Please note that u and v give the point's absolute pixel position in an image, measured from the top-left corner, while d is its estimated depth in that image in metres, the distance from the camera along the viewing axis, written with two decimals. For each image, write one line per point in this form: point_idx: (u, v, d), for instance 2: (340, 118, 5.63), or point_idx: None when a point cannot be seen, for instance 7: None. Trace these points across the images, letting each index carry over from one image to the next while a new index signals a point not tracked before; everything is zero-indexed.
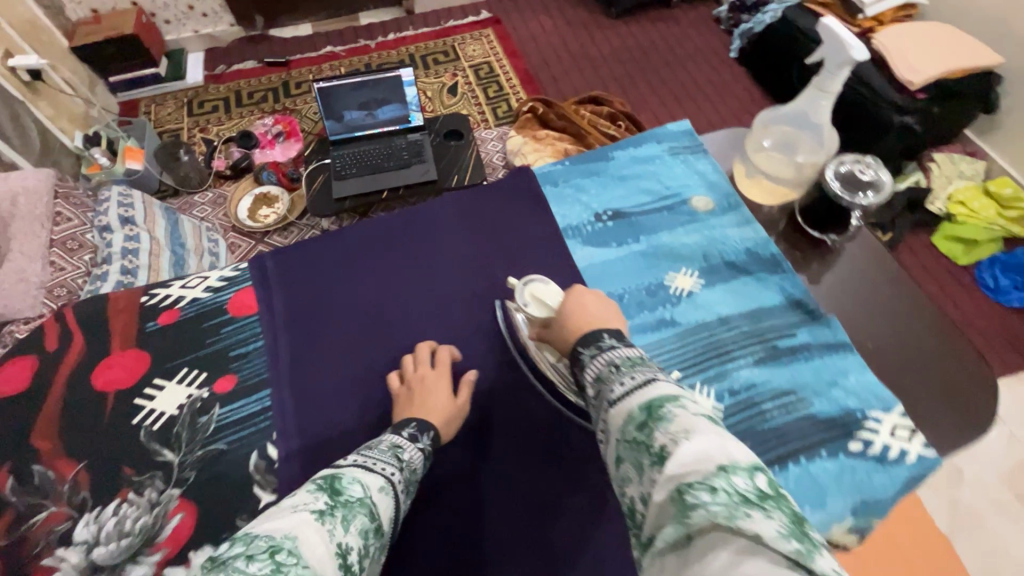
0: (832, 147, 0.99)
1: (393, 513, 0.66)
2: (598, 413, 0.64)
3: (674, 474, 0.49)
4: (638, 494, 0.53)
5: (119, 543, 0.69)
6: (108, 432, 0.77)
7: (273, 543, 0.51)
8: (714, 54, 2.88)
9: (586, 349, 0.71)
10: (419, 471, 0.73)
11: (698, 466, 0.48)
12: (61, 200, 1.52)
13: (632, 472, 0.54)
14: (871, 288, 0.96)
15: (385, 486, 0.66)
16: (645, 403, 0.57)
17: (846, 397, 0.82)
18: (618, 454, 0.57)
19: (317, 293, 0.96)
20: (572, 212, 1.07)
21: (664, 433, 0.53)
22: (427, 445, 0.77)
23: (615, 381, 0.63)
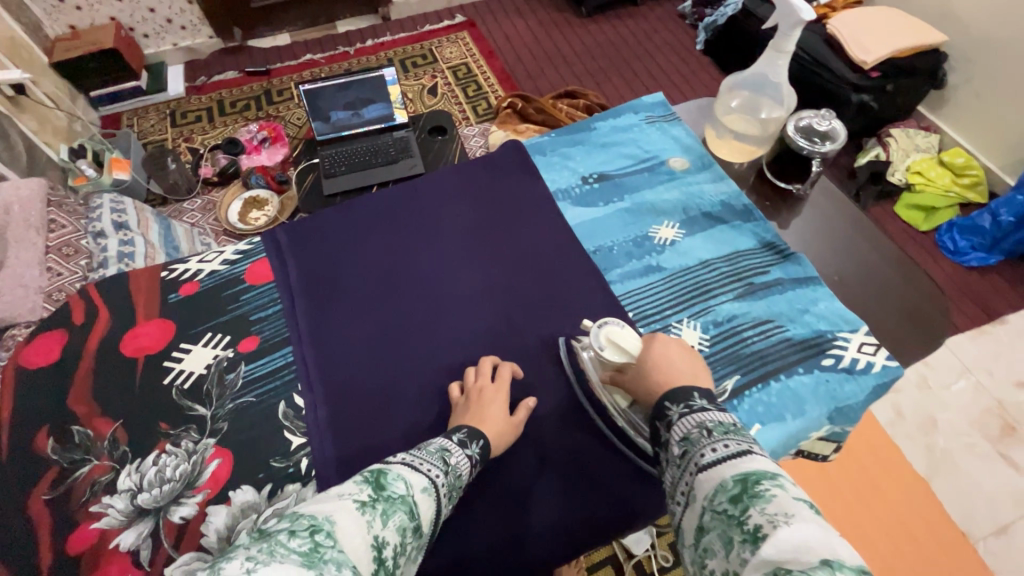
0: (792, 104, 1.07)
1: (434, 516, 0.67)
2: (681, 473, 0.66)
3: (771, 559, 0.50)
4: (722, 568, 0.55)
5: (162, 488, 0.74)
6: (141, 392, 0.82)
7: (313, 523, 0.55)
8: (681, 46, 3.01)
9: (675, 405, 0.72)
10: (464, 478, 0.74)
11: (798, 557, 0.49)
12: (54, 208, 1.54)
13: (718, 545, 0.56)
14: (834, 230, 1.06)
15: (429, 487, 0.67)
16: (742, 475, 0.60)
17: (818, 321, 0.91)
18: (703, 522, 0.59)
19: (329, 259, 1.01)
20: (561, 177, 1.15)
21: (761, 514, 0.54)
22: (476, 454, 0.77)
23: (706, 446, 0.65)
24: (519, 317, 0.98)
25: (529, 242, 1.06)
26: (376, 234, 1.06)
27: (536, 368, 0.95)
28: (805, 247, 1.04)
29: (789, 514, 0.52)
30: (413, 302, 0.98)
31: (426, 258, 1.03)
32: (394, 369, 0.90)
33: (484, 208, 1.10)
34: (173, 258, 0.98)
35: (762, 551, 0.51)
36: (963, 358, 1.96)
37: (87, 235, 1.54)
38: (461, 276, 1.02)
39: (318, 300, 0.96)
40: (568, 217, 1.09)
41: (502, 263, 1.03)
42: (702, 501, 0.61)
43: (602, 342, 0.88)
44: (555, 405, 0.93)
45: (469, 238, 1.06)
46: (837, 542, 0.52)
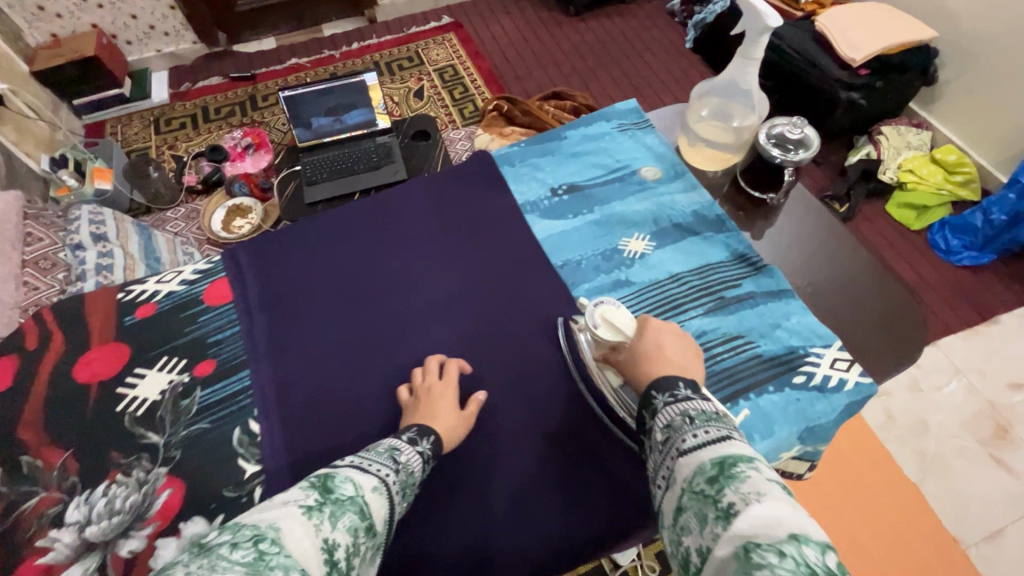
0: (764, 110, 1.04)
1: (387, 515, 0.65)
2: (663, 460, 0.67)
3: (740, 533, 0.52)
4: (694, 544, 0.57)
5: (111, 520, 0.72)
6: (93, 420, 0.80)
7: (257, 532, 0.52)
8: (670, 45, 2.98)
9: (661, 395, 0.73)
10: (417, 475, 0.73)
11: (767, 530, 0.51)
12: (30, 221, 1.52)
13: (693, 522, 0.58)
14: (810, 240, 1.04)
15: (379, 486, 0.66)
16: (720, 458, 0.60)
17: (789, 336, 0.89)
18: (682, 502, 0.61)
19: (291, 278, 0.99)
20: (529, 188, 1.13)
21: (735, 492, 0.56)
22: (428, 449, 0.77)
23: (687, 432, 0.66)
24: (486, 335, 0.97)
25: (497, 256, 1.04)
26: (339, 250, 1.04)
27: (503, 386, 0.94)
28: (779, 257, 1.02)
29: (762, 492, 0.54)
30: (377, 320, 0.96)
31: (391, 274, 1.01)
32: (356, 391, 0.88)
33: (452, 221, 1.08)
34: (130, 279, 0.95)
35: (734, 525, 0.53)
36: (955, 360, 1.94)
37: (64, 249, 1.52)
38: (427, 293, 1.00)
39: (278, 321, 0.94)
40: (535, 231, 1.07)
41: (469, 278, 1.02)
42: (681, 483, 0.62)
43: (597, 320, 0.89)
44: (523, 423, 0.92)
45: (435, 253, 1.04)
46: (806, 518, 0.53)
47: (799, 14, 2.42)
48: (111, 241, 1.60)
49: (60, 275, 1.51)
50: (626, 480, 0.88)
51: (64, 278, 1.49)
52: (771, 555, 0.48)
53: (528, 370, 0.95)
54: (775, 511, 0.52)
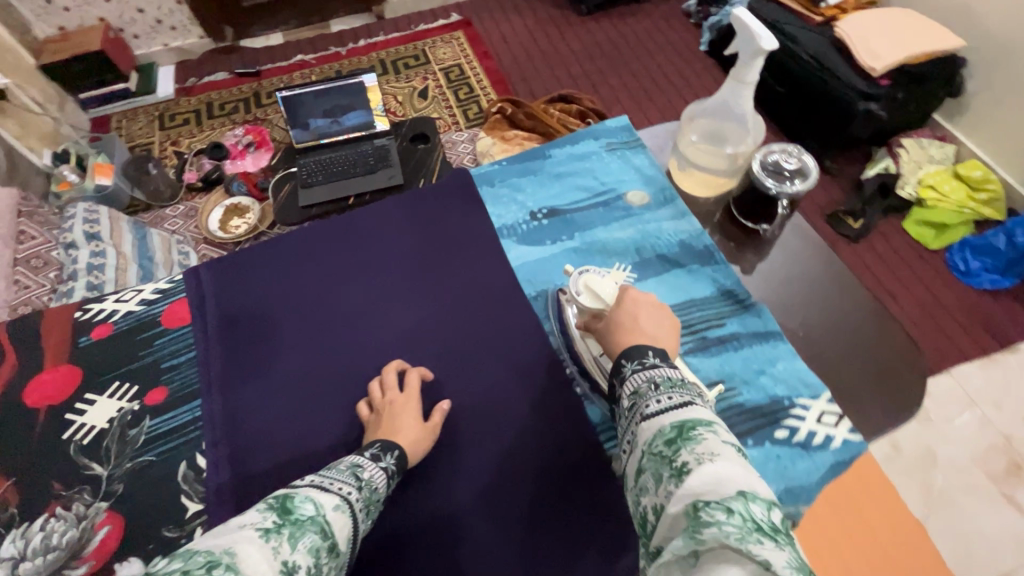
0: (759, 136, 0.98)
1: (350, 532, 0.63)
2: (629, 424, 0.70)
3: (691, 490, 0.55)
4: (651, 503, 0.59)
5: (46, 557, 0.70)
6: (37, 448, 0.79)
7: (210, 558, 0.49)
8: (684, 47, 2.88)
9: (630, 362, 0.75)
10: (381, 491, 0.71)
11: (717, 487, 0.54)
12: (25, 219, 1.49)
13: (651, 482, 0.61)
14: (804, 278, 0.97)
15: (342, 504, 0.63)
16: (680, 422, 0.63)
17: (774, 384, 0.83)
18: (642, 464, 0.64)
19: (253, 302, 0.97)
20: (508, 212, 1.08)
21: (689, 453, 0.59)
22: (393, 464, 0.75)
23: (651, 398, 0.68)
24: (453, 369, 0.93)
25: (469, 284, 1.01)
26: (306, 272, 1.01)
27: (467, 424, 0.89)
28: (770, 295, 0.95)
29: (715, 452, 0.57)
30: (338, 349, 0.92)
31: (358, 299, 0.98)
32: (310, 426, 0.85)
33: (425, 245, 1.05)
34: (88, 297, 0.93)
35: (686, 483, 0.56)
36: (970, 390, 1.84)
37: (58, 247, 1.48)
38: (392, 321, 0.96)
39: (236, 348, 0.91)
40: (512, 258, 1.03)
41: (438, 307, 0.98)
42: (642, 446, 0.65)
43: (580, 288, 0.88)
44: (486, 466, 0.86)
45: (405, 278, 1.01)
46: (755, 477, 0.57)
47: (818, 19, 2.30)
48: (104, 241, 1.56)
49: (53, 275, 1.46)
50: (594, 536, 0.81)
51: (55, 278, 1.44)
52: (718, 510, 0.51)
53: (494, 410, 0.90)
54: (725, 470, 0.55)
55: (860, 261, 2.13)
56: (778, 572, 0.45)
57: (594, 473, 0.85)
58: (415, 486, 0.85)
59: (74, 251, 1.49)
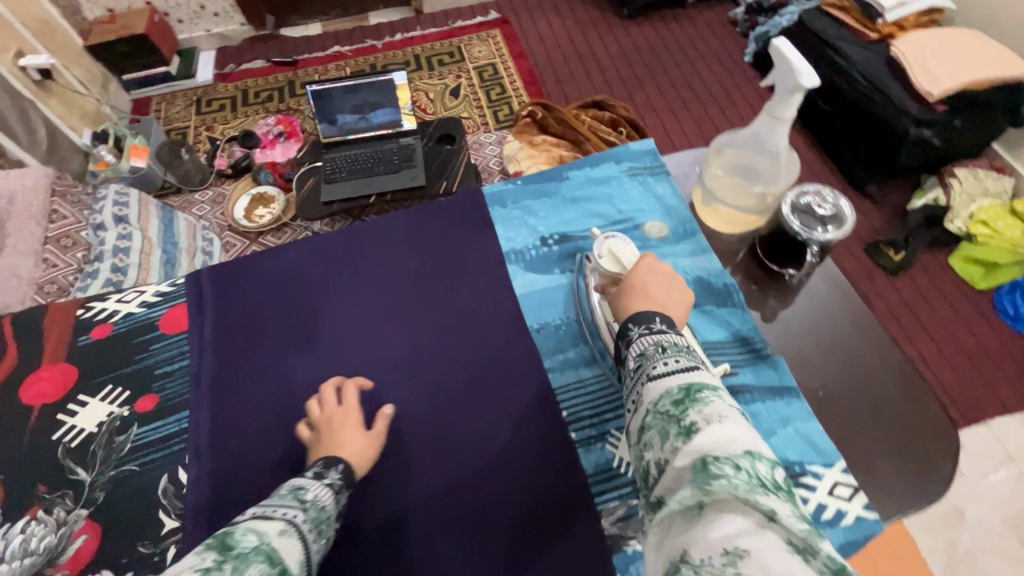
0: (791, 173, 0.90)
1: (302, 556, 0.59)
2: (633, 384, 0.68)
3: (699, 447, 0.54)
4: (654, 459, 0.58)
5: (23, 561, 0.70)
6: (26, 448, 0.80)
7: None
8: (727, 57, 2.76)
9: (636, 326, 0.73)
10: (329, 507, 0.68)
11: (725, 446, 0.53)
12: (58, 197, 1.48)
13: (655, 438, 0.59)
14: (828, 330, 0.90)
15: (287, 529, 0.60)
16: (686, 384, 0.61)
17: (784, 448, 0.76)
18: (646, 422, 0.62)
19: (250, 312, 0.97)
20: (518, 235, 1.05)
21: (698, 412, 0.57)
22: (338, 480, 0.73)
23: (658, 360, 0.66)
24: (443, 398, 0.90)
25: (467, 309, 0.98)
26: (304, 285, 1.00)
27: (454, 457, 0.85)
28: (788, 347, 0.88)
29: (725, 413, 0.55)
30: (327, 369, 0.92)
31: (353, 317, 0.97)
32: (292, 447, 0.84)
33: (426, 264, 1.03)
34: (92, 296, 0.95)
35: (693, 441, 0.54)
36: (1009, 445, 1.71)
37: (87, 228, 1.48)
38: (386, 342, 0.95)
39: (228, 359, 0.92)
40: (517, 284, 1.00)
41: (433, 330, 0.96)
42: (647, 405, 0.63)
43: (601, 251, 0.91)
44: (470, 506, 0.82)
45: (402, 298, 0.99)
46: (759, 440, 0.56)
47: (873, 36, 2.16)
48: (132, 224, 1.56)
49: (81, 255, 1.45)
50: None
51: (81, 258, 1.43)
52: (727, 468, 0.51)
53: (481, 445, 0.86)
54: (735, 431, 0.53)
55: (897, 297, 2.01)
56: (782, 524, 0.45)
57: (582, 525, 0.80)
58: (394, 520, 0.81)
59: (101, 233, 1.49)
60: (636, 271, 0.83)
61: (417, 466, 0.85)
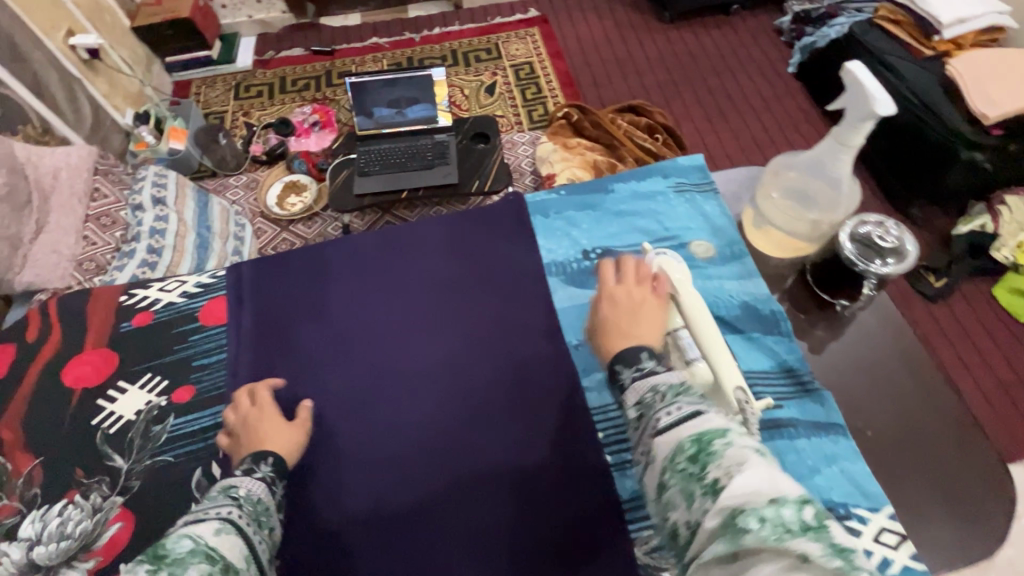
0: (851, 204, 0.87)
1: (246, 549, 0.60)
2: (638, 439, 0.59)
3: (728, 504, 0.46)
4: (682, 522, 0.50)
5: (59, 545, 0.74)
6: (69, 432, 0.83)
7: None
8: (770, 66, 2.69)
9: (626, 368, 0.64)
10: (265, 498, 0.68)
11: (754, 498, 0.44)
12: (100, 176, 1.50)
13: (678, 500, 0.50)
14: (878, 365, 0.86)
15: (222, 526, 0.59)
16: (698, 433, 0.52)
17: (829, 488, 0.71)
18: (661, 481, 0.53)
19: (286, 308, 0.97)
20: (559, 246, 1.03)
21: (717, 465, 0.49)
22: (269, 473, 0.72)
23: (660, 408, 0.57)
24: (473, 410, 0.89)
25: (502, 322, 0.96)
26: (341, 284, 1.00)
27: (481, 472, 0.84)
28: (838, 382, 0.84)
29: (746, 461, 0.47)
30: (361, 373, 0.92)
31: (387, 320, 0.97)
32: (324, 451, 0.86)
33: (463, 272, 1.02)
34: (135, 284, 0.98)
35: (720, 502, 0.46)
36: None
37: (126, 208, 1.49)
38: (419, 348, 0.94)
39: (263, 355, 0.92)
40: (557, 298, 0.98)
41: (467, 342, 0.95)
42: (660, 462, 0.54)
43: (652, 265, 0.81)
44: (493, 525, 0.80)
45: (438, 304, 0.99)
46: (787, 479, 0.48)
47: (929, 53, 2.08)
48: (169, 207, 1.54)
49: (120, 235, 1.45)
50: None
51: (120, 237, 1.43)
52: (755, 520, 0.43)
53: (510, 463, 0.85)
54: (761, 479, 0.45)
55: (936, 326, 1.93)
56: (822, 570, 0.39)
57: (610, 552, 0.78)
58: (417, 533, 0.80)
59: (140, 213, 1.48)
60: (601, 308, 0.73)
61: (443, 480, 0.84)
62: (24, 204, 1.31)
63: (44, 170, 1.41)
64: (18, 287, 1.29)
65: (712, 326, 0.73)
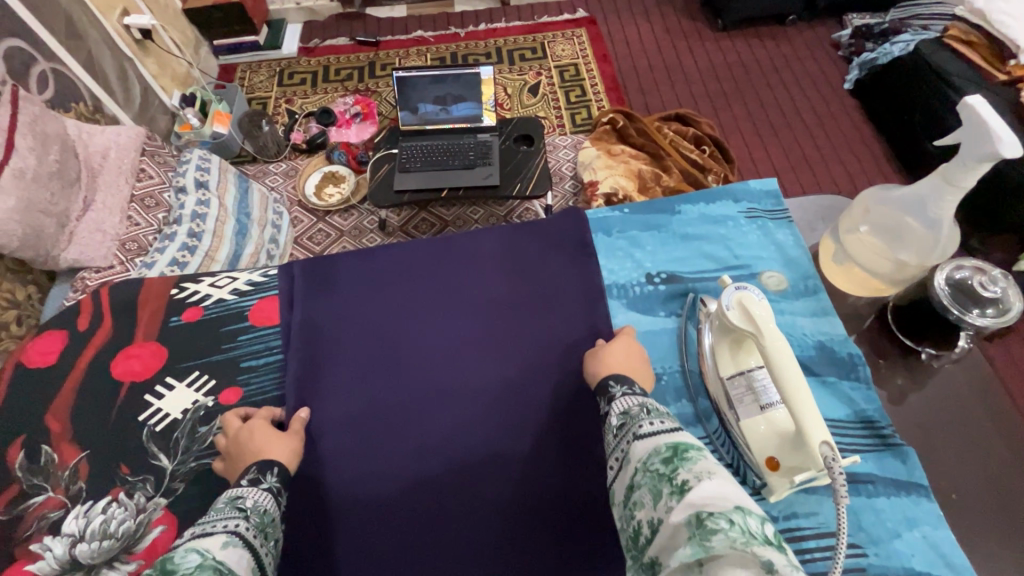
0: (949, 248, 0.81)
1: (252, 564, 0.57)
2: (617, 442, 0.66)
3: (694, 503, 0.51)
4: (646, 518, 0.56)
5: (102, 543, 0.73)
6: (115, 427, 0.83)
7: None
8: (825, 81, 2.59)
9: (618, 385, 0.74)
10: (272, 510, 0.65)
11: (718, 501, 0.50)
12: (147, 157, 1.49)
13: (647, 497, 0.56)
14: (965, 422, 0.79)
15: (230, 540, 0.56)
16: (672, 442, 0.60)
17: (911, 555, 0.66)
18: (634, 480, 0.60)
19: (335, 313, 0.95)
20: (621, 268, 0.98)
21: (687, 470, 0.55)
22: (276, 483, 0.69)
23: (643, 419, 0.65)
24: (523, 438, 0.85)
25: (555, 346, 0.92)
26: (391, 293, 0.98)
27: (530, 503, 0.81)
28: (921, 438, 0.78)
29: (714, 470, 0.54)
30: (405, 387, 0.89)
31: (435, 333, 0.94)
32: (367, 469, 0.83)
33: (516, 290, 0.98)
34: (187, 278, 0.99)
35: (687, 497, 0.51)
36: None
37: (169, 190, 1.47)
38: (468, 367, 0.91)
39: (310, 362, 0.90)
40: (619, 323, 0.92)
41: (517, 364, 0.91)
42: (635, 463, 0.61)
43: (730, 300, 0.73)
44: (540, 560, 0.77)
45: (489, 321, 0.95)
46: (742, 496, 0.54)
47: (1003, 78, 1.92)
48: (210, 191, 1.52)
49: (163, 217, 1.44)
50: None
51: (163, 220, 1.43)
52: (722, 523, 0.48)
53: (560, 494, 0.81)
54: (725, 488, 0.52)
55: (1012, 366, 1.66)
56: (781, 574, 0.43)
57: None
58: (462, 564, 0.77)
59: (182, 196, 1.46)
60: (619, 346, 0.82)
61: (490, 509, 0.80)
62: (73, 182, 1.30)
63: (93, 150, 1.40)
64: (63, 265, 1.28)
65: (798, 382, 0.64)
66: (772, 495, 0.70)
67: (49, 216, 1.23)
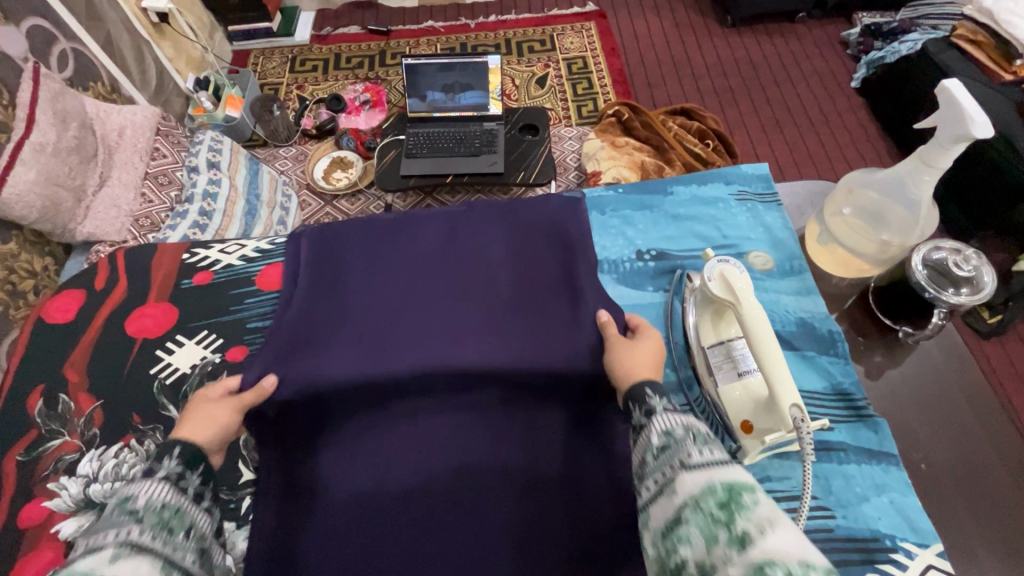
0: (928, 228, 0.85)
1: (159, 563, 0.52)
2: (658, 466, 0.57)
3: (758, 560, 0.43)
4: (692, 562, 0.48)
5: (114, 485, 0.79)
6: (128, 378, 0.88)
7: None
8: (833, 79, 2.59)
9: (658, 397, 0.65)
10: (171, 501, 0.58)
11: (787, 560, 0.43)
12: (161, 137, 1.53)
13: (696, 540, 0.48)
14: (939, 398, 0.83)
15: (119, 555, 0.50)
16: (729, 481, 0.50)
17: (877, 518, 0.69)
18: (678, 516, 0.51)
19: (336, 278, 0.96)
20: (613, 244, 1.02)
21: (748, 519, 0.47)
22: (177, 467, 0.62)
23: (692, 447, 0.55)
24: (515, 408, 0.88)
25: (555, 311, 0.89)
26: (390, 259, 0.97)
27: None
28: (893, 410, 0.82)
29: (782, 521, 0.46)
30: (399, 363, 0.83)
31: (433, 312, 0.90)
32: (358, 429, 0.85)
33: (517, 255, 0.97)
34: (198, 244, 1.03)
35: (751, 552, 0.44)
36: None
37: (182, 169, 1.51)
38: (465, 327, 0.88)
39: (311, 323, 0.90)
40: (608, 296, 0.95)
41: (512, 333, 0.87)
42: (684, 498, 0.51)
43: (712, 273, 0.76)
44: None
45: (491, 285, 0.93)
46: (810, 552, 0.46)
47: (1008, 78, 1.92)
48: (222, 171, 1.56)
49: (174, 194, 1.48)
50: None
51: (174, 197, 1.47)
52: None
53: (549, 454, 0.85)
54: (796, 544, 0.44)
55: (1007, 364, 1.66)
56: None
57: None
58: None
59: (194, 175, 1.51)
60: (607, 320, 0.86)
61: None
62: (90, 157, 1.34)
63: (110, 127, 1.44)
64: (78, 238, 1.32)
65: (772, 346, 0.67)
66: (746, 458, 0.74)
67: (66, 190, 1.27)
